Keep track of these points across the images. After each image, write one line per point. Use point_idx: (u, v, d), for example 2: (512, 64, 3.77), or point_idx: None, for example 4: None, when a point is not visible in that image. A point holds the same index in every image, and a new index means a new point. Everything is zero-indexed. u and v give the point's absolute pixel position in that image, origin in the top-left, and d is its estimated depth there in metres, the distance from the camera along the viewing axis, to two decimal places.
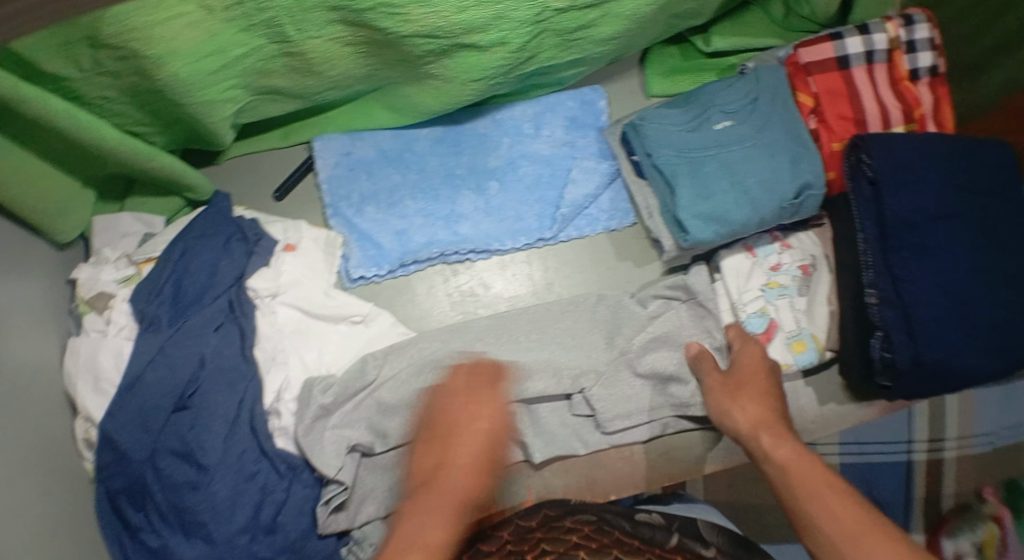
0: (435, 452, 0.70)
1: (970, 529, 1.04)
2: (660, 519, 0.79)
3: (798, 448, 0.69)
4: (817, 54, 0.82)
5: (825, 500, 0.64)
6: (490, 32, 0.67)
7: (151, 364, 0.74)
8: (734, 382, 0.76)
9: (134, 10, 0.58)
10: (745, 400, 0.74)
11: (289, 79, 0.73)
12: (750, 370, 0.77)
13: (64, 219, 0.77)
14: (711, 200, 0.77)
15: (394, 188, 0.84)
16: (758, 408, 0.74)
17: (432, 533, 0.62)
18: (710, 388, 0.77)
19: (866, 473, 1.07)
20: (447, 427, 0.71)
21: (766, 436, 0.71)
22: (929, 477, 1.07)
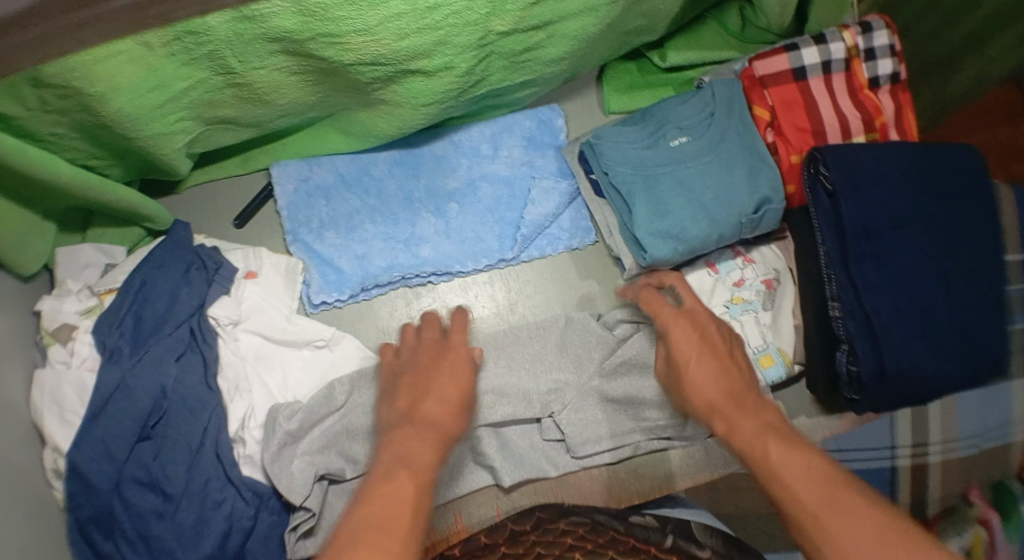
0: (404, 395, 0.61)
1: (957, 533, 0.94)
2: (653, 521, 0.74)
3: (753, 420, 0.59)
4: (773, 66, 0.82)
5: (788, 462, 0.54)
6: (434, 57, 0.67)
7: (113, 395, 0.75)
8: (686, 327, 0.69)
9: (73, 52, 0.57)
10: (695, 376, 0.66)
11: (238, 108, 0.73)
12: (693, 342, 0.68)
13: (26, 251, 0.78)
14: (668, 217, 0.76)
15: (352, 212, 0.83)
16: (706, 358, 0.66)
17: (419, 454, 0.55)
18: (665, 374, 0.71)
19: None
20: (441, 367, 0.62)
21: (723, 408, 0.62)
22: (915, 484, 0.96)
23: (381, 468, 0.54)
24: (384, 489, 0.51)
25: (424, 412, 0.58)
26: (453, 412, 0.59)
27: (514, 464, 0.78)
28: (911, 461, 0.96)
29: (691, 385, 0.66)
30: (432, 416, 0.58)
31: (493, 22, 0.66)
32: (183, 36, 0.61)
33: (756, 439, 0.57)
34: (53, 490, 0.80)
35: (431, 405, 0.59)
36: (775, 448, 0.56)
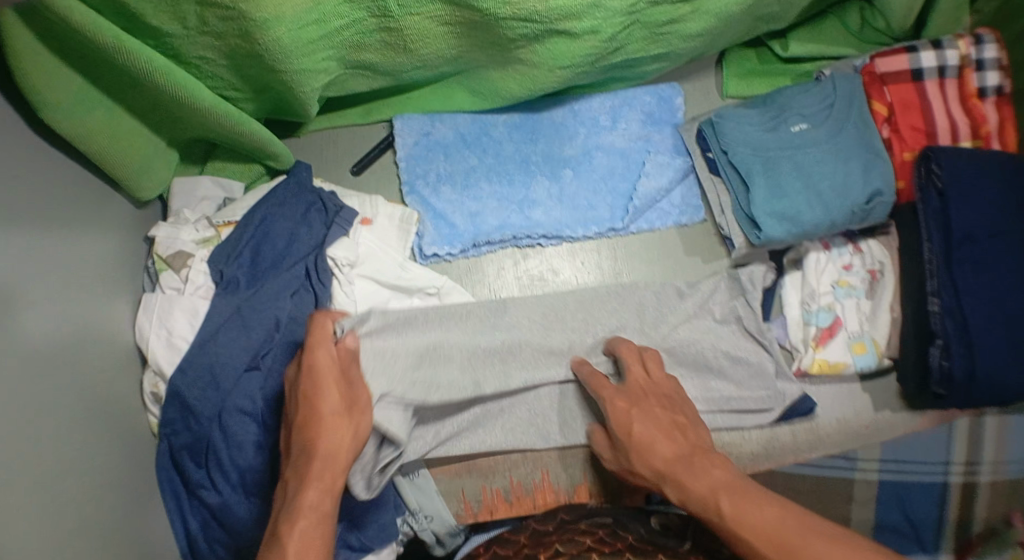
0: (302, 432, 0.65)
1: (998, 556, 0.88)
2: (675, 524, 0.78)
3: (718, 473, 0.64)
4: (893, 65, 0.84)
5: (744, 511, 0.60)
6: (584, 19, 0.69)
7: (226, 324, 0.76)
8: (628, 403, 0.73)
9: None
10: (651, 443, 0.69)
11: (380, 55, 0.74)
12: (639, 395, 0.74)
13: (148, 178, 0.79)
14: (784, 199, 0.78)
15: (470, 169, 0.86)
16: (650, 424, 0.71)
17: (318, 501, 0.62)
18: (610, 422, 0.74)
19: (896, 492, 0.90)
20: (324, 410, 0.65)
21: (677, 472, 0.66)
22: (963, 502, 0.90)
23: (280, 520, 0.61)
24: (289, 538, 0.59)
25: (324, 450, 0.64)
26: (342, 452, 0.64)
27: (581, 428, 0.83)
28: (962, 478, 0.91)
29: (648, 462, 0.69)
30: (325, 451, 0.64)
31: None
32: None
33: (713, 502, 0.62)
34: (150, 414, 0.82)
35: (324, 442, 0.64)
36: (738, 499, 0.61)
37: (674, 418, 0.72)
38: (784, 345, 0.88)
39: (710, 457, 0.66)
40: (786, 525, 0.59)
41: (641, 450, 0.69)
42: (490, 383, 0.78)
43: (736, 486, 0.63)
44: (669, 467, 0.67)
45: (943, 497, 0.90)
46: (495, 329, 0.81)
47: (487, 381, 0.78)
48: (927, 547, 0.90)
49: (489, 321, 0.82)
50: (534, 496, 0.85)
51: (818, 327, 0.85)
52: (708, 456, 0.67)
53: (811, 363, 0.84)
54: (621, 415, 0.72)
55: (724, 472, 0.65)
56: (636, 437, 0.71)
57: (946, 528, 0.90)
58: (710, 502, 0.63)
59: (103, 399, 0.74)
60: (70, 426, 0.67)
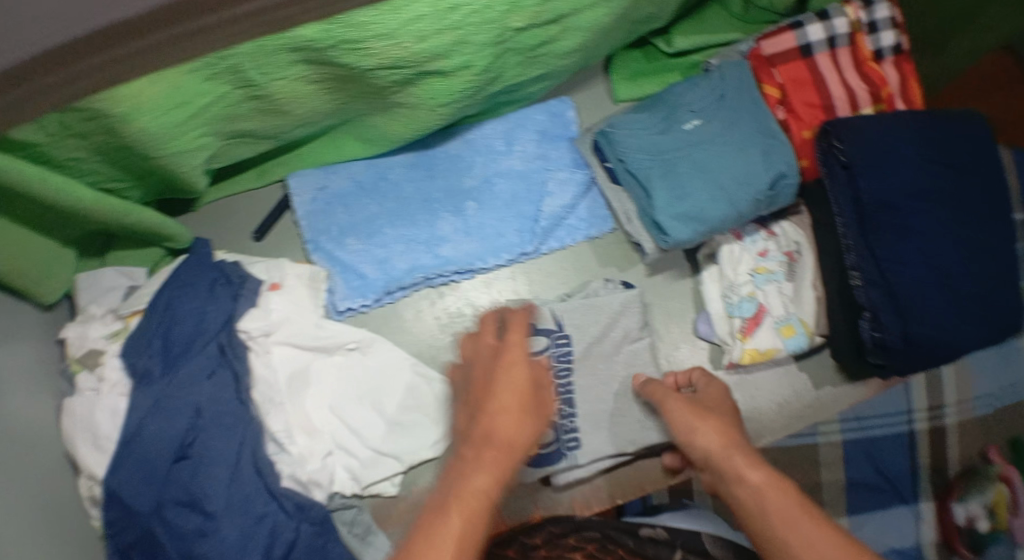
0: (477, 430, 0.59)
1: (981, 491, 1.01)
2: (663, 534, 0.80)
3: (772, 472, 0.62)
4: (778, 45, 0.83)
5: (783, 514, 0.58)
6: (452, 57, 0.67)
7: (147, 419, 0.73)
8: (694, 416, 0.70)
9: None
10: (708, 424, 0.69)
11: (257, 121, 0.72)
12: (713, 402, 0.73)
13: (47, 280, 0.76)
14: (687, 199, 0.77)
15: (372, 216, 0.85)
16: (721, 432, 0.67)
17: (479, 480, 0.56)
18: (671, 412, 0.73)
19: (867, 448, 1.02)
20: (498, 399, 0.60)
21: (737, 453, 0.65)
22: (934, 445, 1.04)
23: (433, 511, 0.55)
24: (433, 532, 0.53)
25: (491, 437, 0.58)
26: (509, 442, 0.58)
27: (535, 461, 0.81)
28: (928, 424, 1.04)
29: (696, 449, 0.68)
30: (497, 434, 0.59)
31: (511, 18, 0.66)
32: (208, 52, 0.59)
33: (759, 492, 0.61)
34: (92, 518, 0.79)
35: (498, 431, 0.59)
36: (774, 506, 0.59)
37: (735, 422, 0.70)
38: (713, 340, 0.88)
39: (751, 457, 0.64)
40: (798, 526, 0.57)
41: (688, 435, 0.69)
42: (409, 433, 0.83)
43: (795, 510, 0.58)
44: (722, 457, 0.65)
45: (911, 445, 1.03)
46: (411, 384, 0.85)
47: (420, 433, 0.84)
48: (908, 499, 1.02)
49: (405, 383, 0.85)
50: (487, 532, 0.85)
51: (743, 318, 0.84)
52: (750, 456, 0.64)
53: (741, 354, 0.85)
54: (686, 419, 0.71)
55: (764, 475, 0.62)
56: (694, 424, 0.70)
57: (922, 473, 1.04)
58: (765, 496, 0.60)
59: (46, 513, 0.72)
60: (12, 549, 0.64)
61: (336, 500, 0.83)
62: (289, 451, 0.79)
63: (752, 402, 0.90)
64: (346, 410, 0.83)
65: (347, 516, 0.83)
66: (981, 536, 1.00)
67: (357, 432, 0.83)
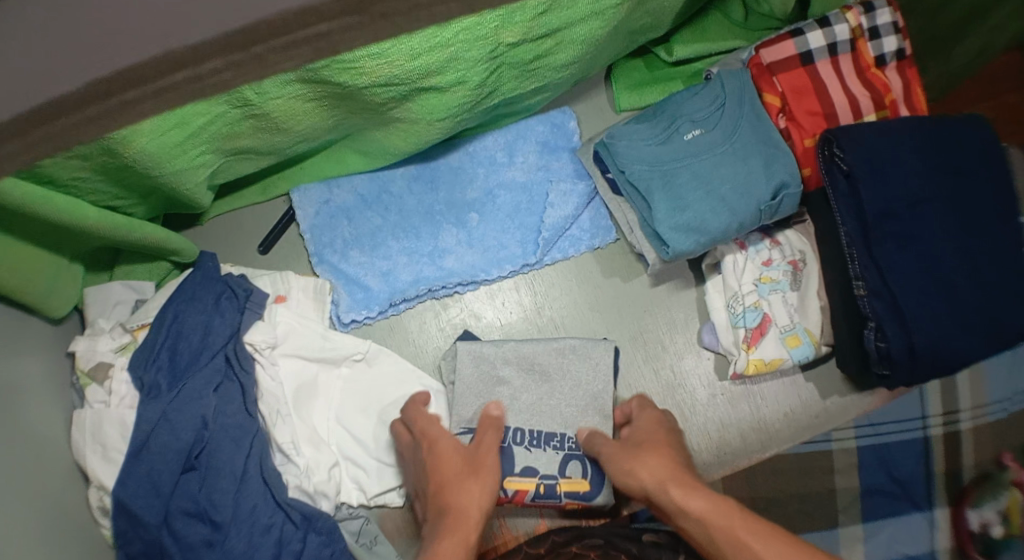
0: (442, 505, 0.62)
1: (993, 497, 1.00)
2: (666, 538, 0.84)
3: (711, 495, 0.60)
4: (779, 52, 0.82)
5: (736, 543, 0.57)
6: (447, 73, 0.67)
7: (154, 432, 0.74)
8: (628, 455, 0.67)
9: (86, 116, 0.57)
10: (645, 456, 0.66)
11: (256, 138, 0.73)
12: (647, 433, 0.70)
13: (55, 296, 0.77)
14: (687, 211, 0.77)
15: (375, 230, 0.86)
16: (660, 465, 0.64)
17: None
18: (608, 454, 0.70)
19: (881, 455, 1.02)
20: (446, 476, 0.64)
21: (674, 486, 0.62)
22: (949, 451, 1.03)
23: None
24: None
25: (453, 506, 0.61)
26: (469, 515, 0.61)
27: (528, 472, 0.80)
28: (943, 429, 1.03)
29: (635, 492, 0.66)
30: (457, 515, 0.61)
31: (503, 34, 0.66)
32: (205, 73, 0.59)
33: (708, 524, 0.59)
34: (102, 528, 0.80)
35: (458, 504, 0.62)
36: (721, 533, 0.58)
37: (670, 445, 0.67)
38: (717, 350, 0.87)
39: (688, 483, 0.62)
40: (753, 545, 0.56)
41: (626, 480, 0.66)
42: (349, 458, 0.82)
43: (743, 532, 0.57)
44: (661, 490, 0.63)
45: (926, 452, 1.03)
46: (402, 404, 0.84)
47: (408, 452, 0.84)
48: (921, 505, 1.02)
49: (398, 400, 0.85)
50: (495, 542, 0.87)
51: (747, 327, 0.84)
52: (689, 485, 0.62)
53: (747, 364, 0.84)
54: (622, 462, 0.67)
55: (705, 501, 0.60)
56: (627, 463, 0.67)
57: (935, 478, 1.03)
58: (716, 522, 0.59)
59: (54, 523, 0.73)
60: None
61: (344, 510, 0.84)
62: (296, 462, 0.80)
63: (758, 412, 0.89)
64: (353, 420, 0.84)
65: (354, 526, 0.84)
66: (995, 542, 0.98)
67: (365, 444, 0.84)
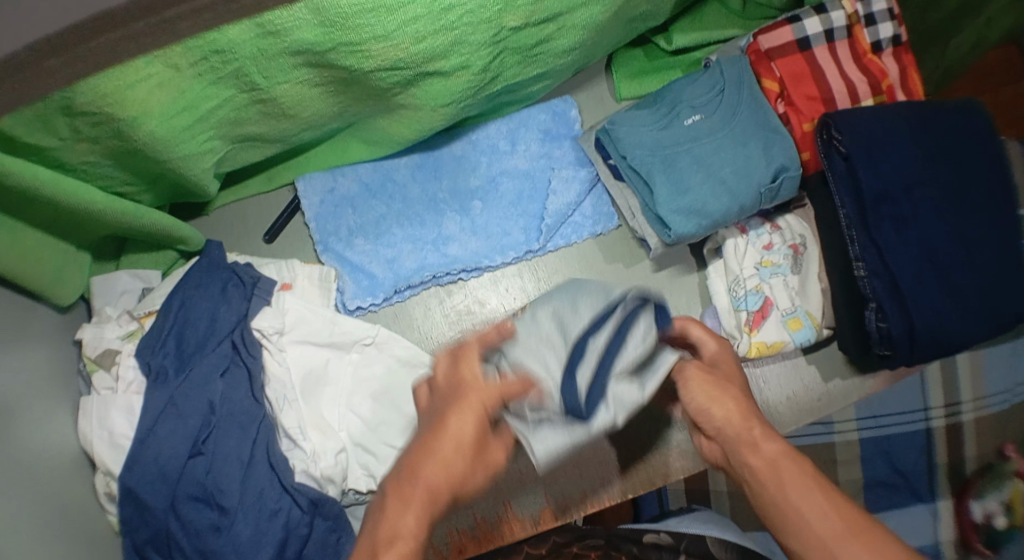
0: (410, 498, 0.55)
1: (996, 488, 1.01)
2: (668, 539, 0.83)
3: (785, 446, 0.61)
4: (777, 39, 0.83)
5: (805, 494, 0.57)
6: (451, 57, 0.69)
7: (162, 416, 0.74)
8: (715, 383, 0.66)
9: (104, 78, 0.58)
10: (722, 393, 0.65)
11: (263, 125, 0.75)
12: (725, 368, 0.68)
13: (63, 284, 0.78)
14: (689, 194, 0.78)
15: (380, 217, 0.87)
16: (739, 401, 0.65)
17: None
18: (688, 373, 0.66)
19: (883, 447, 1.03)
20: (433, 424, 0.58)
21: (746, 425, 0.63)
22: (951, 443, 1.04)
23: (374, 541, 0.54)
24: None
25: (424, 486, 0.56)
26: (409, 537, 0.54)
27: None
28: (945, 421, 1.04)
29: (704, 412, 0.65)
30: (419, 495, 0.55)
31: (506, 17, 0.67)
32: (211, 55, 0.61)
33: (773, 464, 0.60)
34: (108, 515, 0.80)
35: (430, 477, 0.56)
36: (787, 474, 0.59)
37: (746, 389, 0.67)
38: (720, 334, 0.88)
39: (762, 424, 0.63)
40: (814, 494, 0.57)
41: (701, 401, 0.65)
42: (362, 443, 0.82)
43: (811, 480, 0.58)
44: (728, 425, 0.64)
45: (927, 444, 1.04)
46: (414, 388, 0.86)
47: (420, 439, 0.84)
48: (924, 497, 1.04)
49: (406, 384, 0.85)
50: (501, 529, 0.83)
51: (749, 311, 0.85)
52: (764, 426, 0.63)
53: (749, 347, 0.85)
54: (706, 384, 0.66)
55: (777, 443, 0.61)
56: (697, 399, 0.66)
57: (937, 470, 1.04)
58: (782, 470, 0.59)
59: (59, 506, 0.73)
60: (27, 542, 0.65)
61: (350, 495, 0.84)
62: (302, 447, 0.80)
63: (761, 396, 0.89)
64: (360, 407, 0.85)
65: (359, 511, 0.86)
66: (996, 534, 1.00)
67: (372, 430, 0.84)
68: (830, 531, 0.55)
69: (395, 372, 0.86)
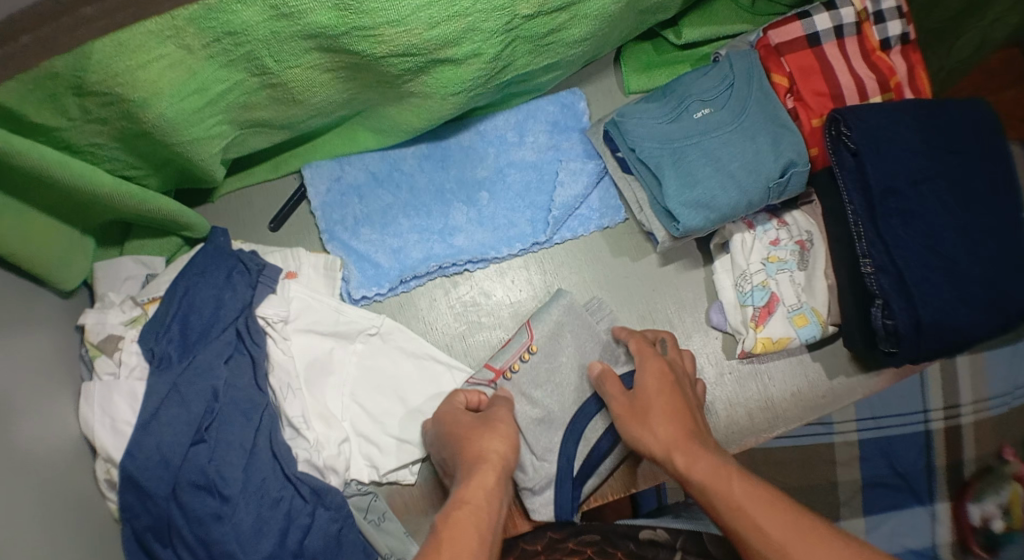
0: None
1: (994, 491, 1.01)
2: (665, 536, 0.80)
3: (713, 463, 0.64)
4: (786, 35, 0.83)
5: (749, 502, 0.60)
6: (463, 44, 0.69)
7: (165, 402, 0.74)
8: (637, 418, 0.72)
9: (114, 55, 0.58)
10: (654, 421, 0.70)
11: (272, 110, 0.75)
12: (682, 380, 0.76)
13: (66, 268, 0.77)
14: (697, 187, 0.78)
15: (386, 208, 0.87)
16: (675, 429, 0.69)
17: None
18: (620, 415, 0.74)
19: (884, 447, 1.04)
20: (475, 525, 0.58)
21: (676, 456, 0.67)
22: (950, 444, 1.04)
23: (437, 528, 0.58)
24: None
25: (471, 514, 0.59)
26: None
27: (541, 450, 0.81)
28: (944, 423, 1.04)
29: (648, 446, 0.70)
30: None
31: (520, 5, 0.67)
32: (223, 37, 0.61)
33: (715, 481, 0.63)
34: (108, 502, 0.79)
35: None
36: (719, 491, 0.62)
37: (688, 409, 0.71)
38: (726, 329, 0.88)
39: (697, 445, 0.67)
40: (749, 508, 0.60)
41: (637, 437, 0.71)
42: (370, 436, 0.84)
43: (740, 498, 0.61)
44: (667, 456, 0.68)
45: (928, 445, 1.04)
46: (419, 380, 0.85)
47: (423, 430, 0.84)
48: (923, 499, 1.03)
49: (411, 376, 0.85)
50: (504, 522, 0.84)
51: (755, 307, 0.85)
52: (694, 450, 0.66)
53: (754, 343, 0.84)
54: (633, 423, 0.72)
55: (707, 464, 0.65)
56: (646, 436, 0.70)
57: (937, 472, 1.04)
58: (718, 483, 0.63)
59: (59, 492, 0.72)
60: (27, 523, 0.65)
61: (353, 486, 0.84)
62: (306, 436, 0.80)
63: (766, 392, 0.89)
64: (365, 398, 0.85)
65: (363, 503, 0.83)
66: (995, 535, 1.00)
67: (376, 420, 0.84)
68: (760, 542, 0.58)
69: (400, 363, 0.85)
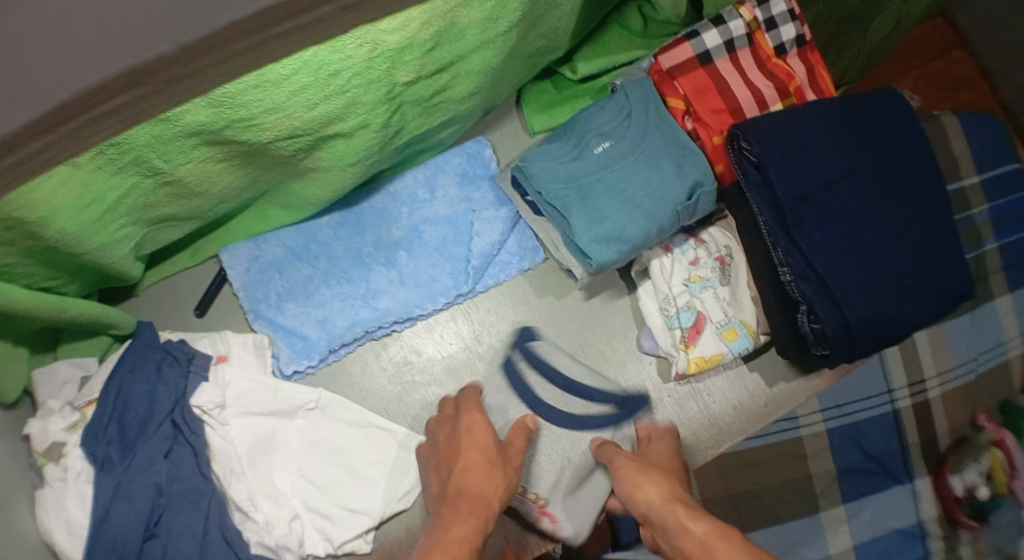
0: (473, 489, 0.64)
1: (974, 460, 1.03)
2: None
3: (714, 523, 0.62)
4: (675, 58, 0.83)
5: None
6: (348, 119, 0.69)
7: (113, 503, 0.75)
8: (640, 470, 0.71)
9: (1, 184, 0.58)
10: (652, 479, 0.69)
11: (174, 206, 0.75)
12: (661, 457, 0.75)
13: (4, 379, 0.75)
14: (606, 222, 0.79)
15: (308, 279, 0.88)
16: (671, 488, 0.68)
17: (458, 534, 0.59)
18: (619, 467, 0.73)
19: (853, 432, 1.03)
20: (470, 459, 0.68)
21: (675, 511, 0.64)
22: (921, 420, 1.04)
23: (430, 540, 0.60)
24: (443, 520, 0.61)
25: (473, 491, 0.64)
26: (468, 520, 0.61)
27: None
28: (911, 400, 1.04)
29: (637, 504, 0.68)
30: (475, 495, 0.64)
31: (397, 75, 0.67)
32: (106, 148, 0.61)
33: (717, 541, 0.60)
34: None
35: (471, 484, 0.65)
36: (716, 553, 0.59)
37: (683, 479, 0.71)
38: (659, 353, 0.89)
39: (692, 506, 0.65)
40: None
41: (631, 491, 0.69)
42: (319, 505, 0.84)
43: (740, 556, 0.58)
44: (660, 511, 0.66)
45: (897, 425, 1.04)
46: (365, 446, 0.86)
47: (376, 497, 0.85)
48: (901, 478, 1.03)
49: (353, 443, 0.86)
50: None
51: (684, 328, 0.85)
52: (692, 509, 0.64)
53: (687, 364, 0.85)
54: (630, 472, 0.71)
55: (706, 524, 0.62)
56: (636, 489, 0.69)
57: (911, 450, 1.04)
58: (718, 545, 0.60)
59: None
60: None
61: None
62: (255, 518, 0.80)
63: (707, 409, 0.91)
64: (311, 471, 0.85)
65: None
66: (982, 503, 1.01)
67: (327, 492, 0.84)
68: None
69: (341, 432, 0.86)
